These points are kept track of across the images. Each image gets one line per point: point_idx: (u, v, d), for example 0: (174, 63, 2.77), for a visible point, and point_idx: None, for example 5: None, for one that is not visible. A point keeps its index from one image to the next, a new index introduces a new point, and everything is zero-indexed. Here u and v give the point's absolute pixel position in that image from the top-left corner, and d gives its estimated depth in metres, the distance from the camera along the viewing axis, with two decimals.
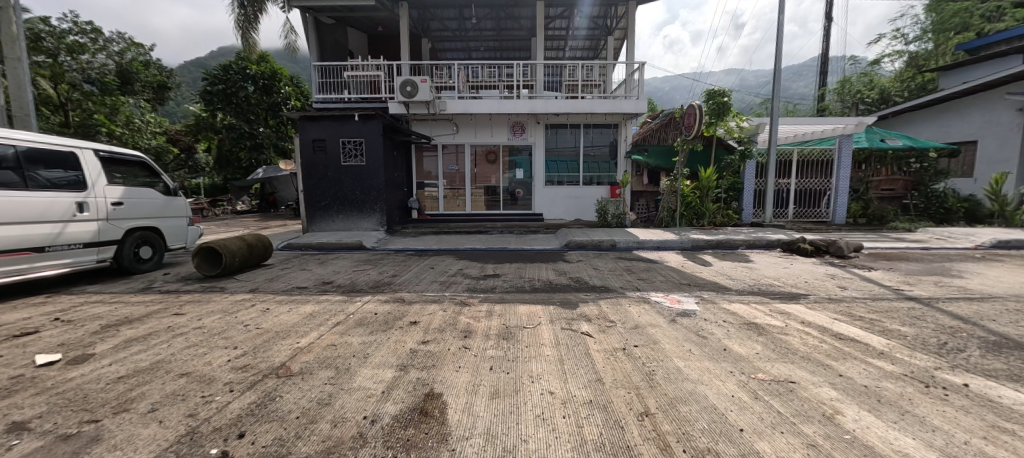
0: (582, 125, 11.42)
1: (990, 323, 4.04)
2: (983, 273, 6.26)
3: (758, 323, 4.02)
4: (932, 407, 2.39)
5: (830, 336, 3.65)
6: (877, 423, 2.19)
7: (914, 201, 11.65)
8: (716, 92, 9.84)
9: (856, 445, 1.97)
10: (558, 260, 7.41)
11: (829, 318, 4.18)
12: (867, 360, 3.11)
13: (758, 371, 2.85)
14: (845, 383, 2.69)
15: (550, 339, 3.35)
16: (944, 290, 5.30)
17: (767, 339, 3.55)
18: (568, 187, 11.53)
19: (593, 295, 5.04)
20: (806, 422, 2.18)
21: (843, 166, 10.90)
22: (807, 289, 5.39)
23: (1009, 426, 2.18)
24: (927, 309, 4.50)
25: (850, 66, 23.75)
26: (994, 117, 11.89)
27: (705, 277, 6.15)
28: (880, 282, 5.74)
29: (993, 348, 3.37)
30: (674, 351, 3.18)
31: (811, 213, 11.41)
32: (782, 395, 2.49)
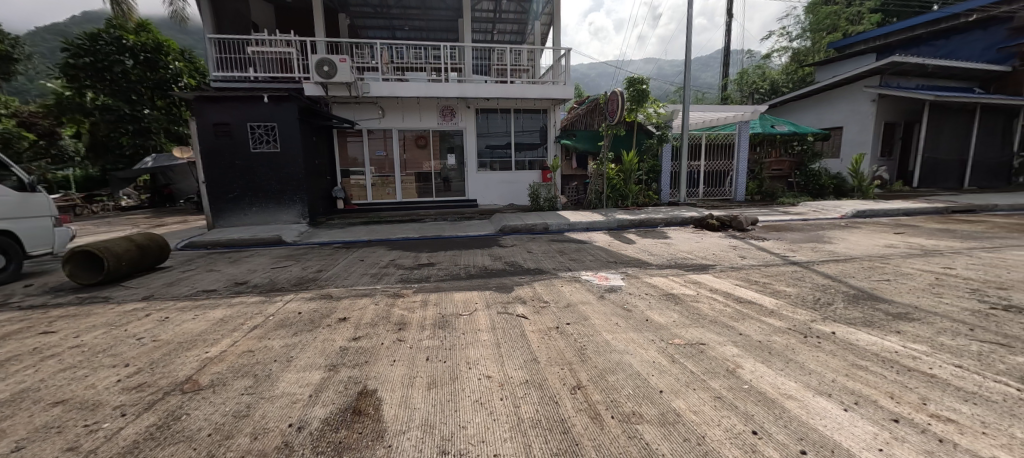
0: (512, 110, 11.47)
1: (852, 279, 4.84)
2: (846, 238, 7.47)
3: (674, 293, 4.43)
4: (811, 354, 2.81)
5: (732, 300, 4.14)
6: (769, 372, 2.54)
7: (797, 179, 13.39)
8: (636, 80, 10.39)
9: (753, 393, 2.28)
10: (492, 245, 7.49)
11: (732, 284, 4.73)
12: (761, 318, 3.57)
13: (674, 337, 3.14)
14: (745, 340, 3.08)
15: (486, 323, 3.40)
16: (819, 254, 6.23)
17: (682, 307, 3.94)
18: (501, 172, 11.58)
19: (527, 277, 5.18)
20: (714, 378, 2.46)
21: (742, 149, 12.17)
22: (714, 260, 6.03)
23: (864, 364, 2.66)
24: (806, 271, 5.27)
25: (746, 59, 26.47)
26: (855, 106, 14.04)
27: (629, 254, 6.60)
28: (771, 250, 6.60)
29: (852, 301, 4.05)
30: (602, 325, 3.42)
31: (718, 192, 12.70)
32: (695, 356, 2.79)
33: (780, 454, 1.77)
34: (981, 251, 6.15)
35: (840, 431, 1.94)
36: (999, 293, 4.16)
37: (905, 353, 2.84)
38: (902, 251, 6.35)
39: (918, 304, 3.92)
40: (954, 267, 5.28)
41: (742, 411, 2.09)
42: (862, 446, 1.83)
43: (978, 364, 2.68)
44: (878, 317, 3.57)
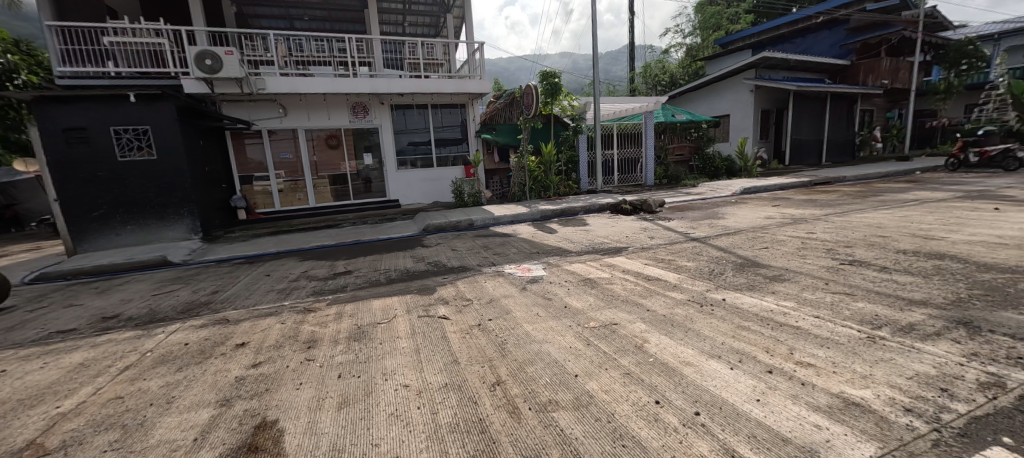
0: (429, 106, 11.09)
1: (740, 250, 5.47)
2: (736, 213, 8.43)
3: (591, 277, 4.66)
4: (705, 321, 3.14)
5: (642, 278, 4.47)
6: (670, 343, 2.78)
7: (696, 162, 14.83)
8: (549, 73, 10.65)
9: (657, 365, 2.47)
10: (415, 246, 7.27)
11: (642, 263, 5.10)
12: (666, 293, 3.90)
13: (590, 321, 3.30)
14: (651, 315, 3.34)
15: (406, 330, 3.28)
16: (714, 229, 6.94)
17: (598, 290, 4.16)
18: (423, 170, 11.23)
19: (451, 276, 5.10)
20: (624, 355, 2.63)
21: (649, 137, 13.13)
22: (627, 242, 6.46)
23: (746, 324, 3.03)
24: (703, 245, 5.85)
25: (648, 54, 28.62)
26: (737, 96, 15.91)
27: (551, 243, 6.81)
28: (676, 229, 7.22)
29: (739, 269, 4.58)
30: (523, 316, 3.48)
31: (631, 178, 13.68)
32: (607, 336, 2.96)
33: (679, 419, 1.94)
34: (835, 217, 7.32)
35: (726, 389, 2.18)
36: (848, 251, 4.97)
37: (779, 311, 3.28)
38: (779, 221, 7.32)
39: (788, 266, 4.56)
40: (816, 232, 6.21)
41: (647, 383, 2.26)
42: (743, 399, 2.08)
43: (831, 313, 3.18)
44: (758, 281, 4.09)
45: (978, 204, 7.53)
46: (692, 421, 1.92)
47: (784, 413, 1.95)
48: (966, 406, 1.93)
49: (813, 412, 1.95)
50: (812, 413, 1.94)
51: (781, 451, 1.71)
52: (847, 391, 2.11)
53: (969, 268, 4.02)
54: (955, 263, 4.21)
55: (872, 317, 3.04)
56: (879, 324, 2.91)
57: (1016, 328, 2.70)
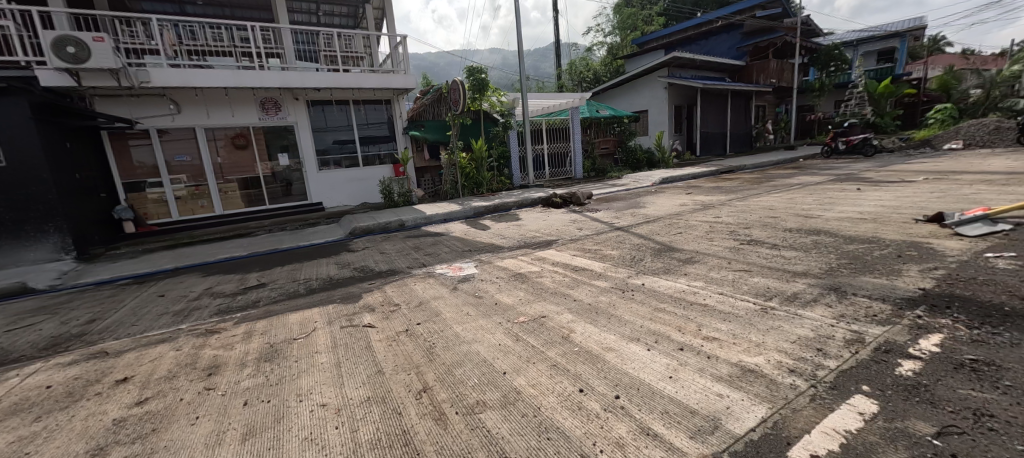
0: (351, 101, 10.47)
1: (658, 236, 5.85)
2: (655, 202, 9.02)
3: (522, 272, 4.71)
4: (626, 306, 3.32)
5: (570, 269, 4.61)
6: (594, 331, 2.88)
7: (621, 155, 15.65)
8: (475, 69, 10.55)
9: (582, 354, 2.55)
10: (340, 252, 6.84)
11: (570, 255, 5.26)
12: (591, 282, 4.05)
13: (519, 316, 3.33)
14: (577, 305, 3.46)
15: (326, 343, 3.07)
16: (636, 218, 7.36)
17: (528, 284, 4.22)
18: (348, 170, 10.58)
19: (378, 281, 4.87)
20: (551, 347, 2.68)
21: (576, 131, 13.55)
22: (557, 235, 6.63)
23: (663, 307, 3.24)
24: (626, 234, 6.17)
25: (573, 51, 29.68)
26: (653, 92, 17.01)
27: (484, 240, 6.79)
28: (602, 219, 7.55)
29: (657, 254, 4.90)
30: (453, 317, 3.42)
31: (562, 172, 14.05)
32: (536, 330, 3.01)
33: (601, 404, 2.02)
34: (737, 202, 8.11)
35: (643, 370, 2.32)
36: (748, 232, 5.53)
37: (690, 291, 3.57)
38: (691, 207, 7.95)
39: (699, 249, 4.96)
40: (722, 216, 6.83)
41: (573, 373, 2.33)
42: (657, 378, 2.22)
43: (733, 289, 3.52)
44: (673, 264, 4.41)
45: (847, 185, 8.77)
46: (612, 405, 2.01)
47: (693, 387, 2.11)
48: (835, 362, 2.24)
49: (717, 383, 2.13)
50: (716, 384, 2.12)
51: (689, 422, 1.85)
52: (744, 359, 2.34)
53: (840, 241, 4.67)
54: (830, 238, 4.86)
55: (764, 290, 3.43)
56: (772, 296, 3.28)
57: (872, 289, 3.20)
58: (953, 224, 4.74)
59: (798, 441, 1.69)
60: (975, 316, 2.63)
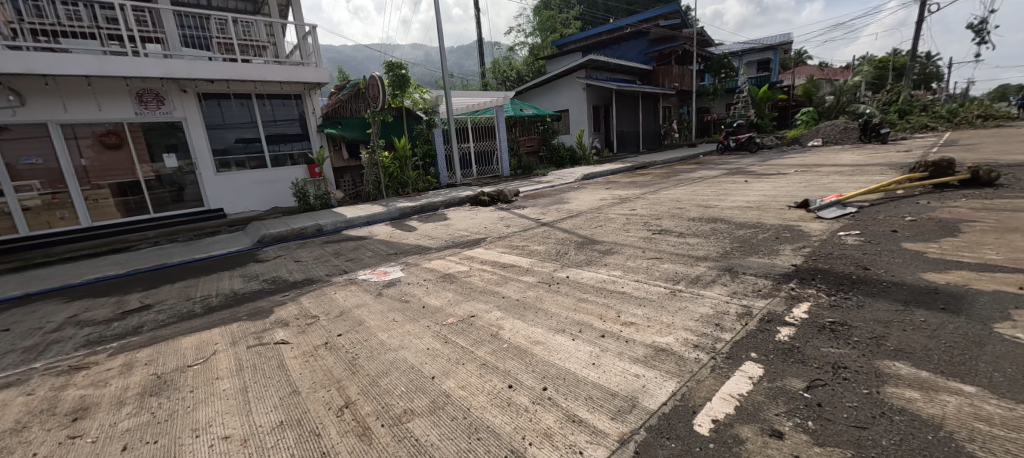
0: (254, 96, 9.49)
1: (581, 230, 6.13)
2: (577, 197, 9.43)
3: (451, 272, 4.66)
4: (552, 299, 3.43)
5: (498, 267, 4.64)
6: (522, 325, 2.94)
7: (546, 153, 16.18)
8: (394, 64, 10.15)
9: (510, 349, 2.59)
10: (246, 263, 6.20)
11: (498, 252, 5.30)
12: (519, 278, 4.13)
13: (448, 317, 3.28)
14: (505, 302, 3.49)
15: (231, 366, 2.76)
16: (560, 213, 7.63)
17: (457, 284, 4.17)
18: (254, 172, 9.59)
19: (292, 293, 4.50)
20: (480, 346, 2.68)
21: (501, 130, 13.67)
22: (485, 233, 6.64)
23: (587, 297, 3.40)
24: (551, 229, 6.37)
25: (495, 50, 29.93)
26: (573, 93, 17.73)
27: (410, 241, 6.58)
28: (528, 216, 7.72)
29: (580, 247, 5.12)
30: (378, 325, 3.27)
31: (488, 170, 14.10)
32: (464, 330, 2.98)
33: (529, 398, 2.06)
34: (650, 195, 8.76)
35: (568, 359, 2.41)
36: (659, 222, 6.00)
37: (609, 280, 3.80)
38: (609, 201, 8.45)
39: (617, 240, 5.28)
40: (637, 208, 7.34)
41: (501, 370, 2.35)
42: (582, 366, 2.32)
43: (648, 275, 3.80)
44: (595, 256, 4.64)
45: (737, 178, 9.92)
46: (540, 397, 2.06)
47: (613, 371, 2.25)
48: (731, 334, 2.52)
49: (634, 364, 2.29)
50: (634, 366, 2.27)
51: (610, 404, 1.97)
52: (658, 340, 2.54)
53: (734, 227, 5.25)
54: (726, 225, 5.45)
55: (673, 274, 3.76)
56: (680, 279, 3.60)
57: (758, 268, 3.65)
58: (815, 209, 5.59)
59: (702, 409, 1.87)
60: (835, 285, 3.12)
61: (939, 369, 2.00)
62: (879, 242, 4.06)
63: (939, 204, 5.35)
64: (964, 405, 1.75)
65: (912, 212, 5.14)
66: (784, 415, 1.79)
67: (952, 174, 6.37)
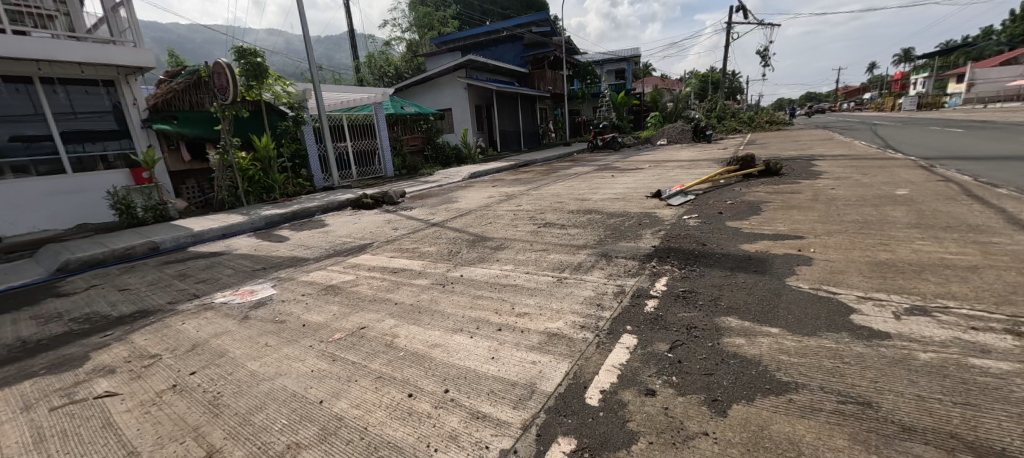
0: (37, 81, 7.45)
1: (471, 227, 6.22)
2: (466, 195, 9.53)
3: (334, 284, 4.32)
4: (447, 299, 3.43)
5: (387, 273, 4.45)
6: (417, 331, 2.89)
7: (430, 151, 16.06)
8: (246, 51, 8.93)
9: (407, 357, 2.53)
10: (45, 298, 4.85)
11: (387, 257, 5.08)
12: (411, 282, 4.03)
13: (333, 334, 3.05)
14: (398, 309, 3.38)
15: (26, 440, 2.14)
16: (449, 213, 7.62)
17: (342, 297, 3.87)
18: (47, 180, 7.51)
19: (120, 331, 3.66)
20: (373, 359, 2.56)
21: (381, 128, 13.02)
22: (370, 238, 6.28)
23: (481, 293, 3.49)
24: (442, 229, 6.33)
25: (370, 43, 28.43)
26: (455, 92, 17.71)
27: (281, 253, 5.90)
28: (416, 217, 7.55)
29: (471, 245, 5.20)
30: (249, 353, 2.88)
31: (370, 170, 13.35)
32: (353, 345, 2.80)
33: (431, 403, 2.05)
34: (533, 191, 9.28)
35: (467, 358, 2.45)
36: (543, 216, 6.41)
37: (501, 274, 3.95)
38: (497, 198, 8.72)
39: (507, 235, 5.50)
40: (523, 204, 7.72)
41: (398, 380, 2.29)
42: (482, 362, 2.39)
43: (536, 267, 4.06)
44: (486, 253, 4.76)
45: (607, 173, 11.09)
46: (441, 401, 2.06)
47: (512, 362, 2.35)
48: (609, 313, 2.83)
49: (530, 352, 2.44)
50: (529, 355, 2.41)
51: (511, 394, 2.06)
52: (549, 326, 2.74)
53: (606, 217, 5.88)
54: (600, 215, 6.07)
55: (558, 264, 4.07)
56: (565, 268, 3.92)
57: (627, 251, 4.17)
58: (666, 198, 6.56)
59: (591, 383, 2.08)
60: (685, 260, 3.73)
61: (757, 318, 2.55)
62: (712, 222, 4.96)
63: (750, 190, 6.73)
64: (774, 343, 2.25)
65: (733, 197, 6.37)
66: (655, 375, 2.09)
67: (755, 166, 8.08)
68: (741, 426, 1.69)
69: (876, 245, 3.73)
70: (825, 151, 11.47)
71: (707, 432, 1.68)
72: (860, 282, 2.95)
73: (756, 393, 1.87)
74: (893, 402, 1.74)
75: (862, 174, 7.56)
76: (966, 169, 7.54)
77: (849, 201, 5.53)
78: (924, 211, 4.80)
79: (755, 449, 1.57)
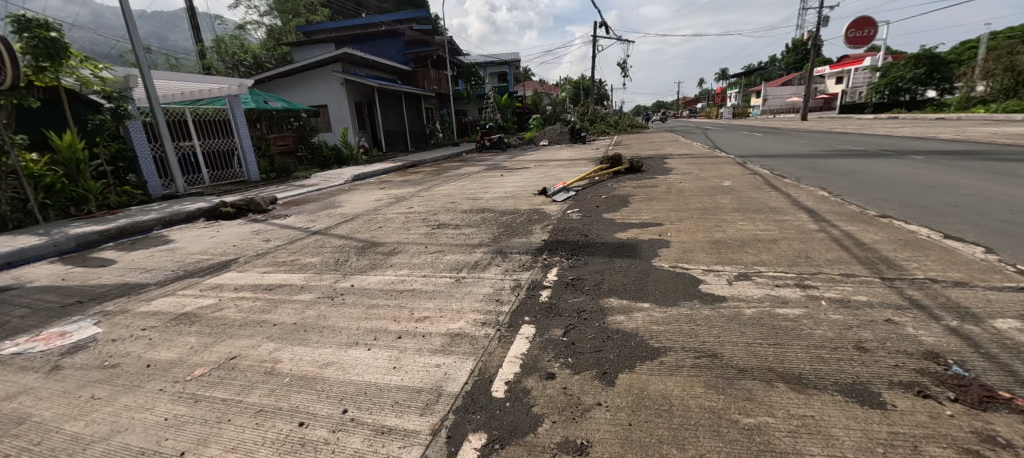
0: None
1: (359, 234, 5.86)
2: (350, 200, 8.93)
3: (190, 310, 3.51)
4: (338, 313, 3.21)
5: (260, 290, 3.90)
6: (304, 351, 2.64)
7: (304, 152, 14.63)
8: (32, 23, 6.92)
9: (296, 382, 2.31)
10: None
11: (259, 272, 4.47)
12: (292, 298, 3.62)
13: (194, 369, 2.54)
14: (278, 330, 3.01)
15: None
16: (333, 219, 7.07)
17: (203, 325, 3.18)
18: None
19: None
20: (253, 389, 2.28)
21: (239, 125, 11.45)
22: (236, 252, 5.45)
23: (376, 302, 3.33)
24: (325, 237, 5.85)
25: (217, 25, 24.42)
26: (331, 87, 16.42)
27: (108, 278, 4.71)
28: (293, 225, 6.83)
29: (361, 252, 4.91)
30: (65, 413, 2.20)
31: (227, 174, 11.67)
32: (224, 378, 2.42)
33: (327, 428, 1.92)
34: (424, 192, 9.12)
35: (367, 372, 2.35)
36: (436, 218, 6.35)
37: (397, 280, 3.83)
38: (385, 201, 8.37)
39: (399, 239, 5.32)
40: (414, 206, 7.54)
41: (285, 409, 2.09)
42: (383, 373, 2.31)
43: (432, 269, 4.02)
44: (378, 260, 4.54)
45: (495, 173, 11.45)
46: (341, 423, 1.95)
47: (415, 369, 2.33)
48: (508, 306, 2.97)
49: (434, 356, 2.43)
50: (432, 359, 2.40)
51: (417, 401, 2.05)
52: (451, 327, 2.76)
53: (498, 215, 6.07)
54: (492, 213, 6.24)
55: (455, 264, 4.10)
56: (461, 267, 3.97)
57: (519, 247, 4.38)
58: (551, 195, 7.03)
59: (495, 376, 2.17)
60: (571, 251, 4.07)
61: (630, 296, 2.94)
62: (591, 215, 5.49)
63: (619, 185, 7.61)
64: (646, 316, 2.62)
65: (607, 191, 7.12)
66: (553, 359, 2.27)
67: (621, 164, 9.15)
68: (626, 392, 1.93)
69: (713, 226, 4.55)
70: (673, 152, 13.53)
71: (599, 403, 1.88)
72: (704, 258, 3.57)
73: (635, 361, 2.16)
74: (731, 351, 2.18)
75: (700, 170, 9.11)
76: (766, 164, 9.65)
77: (693, 192, 6.62)
78: (743, 197, 6.01)
79: (638, 409, 1.82)
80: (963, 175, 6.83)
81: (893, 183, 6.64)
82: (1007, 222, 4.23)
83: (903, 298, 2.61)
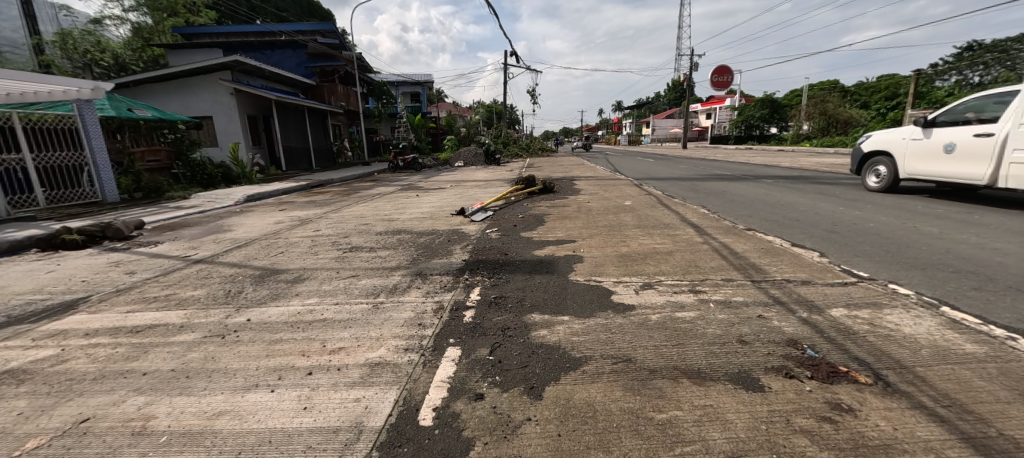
0: None
1: (255, 261, 5.28)
2: (242, 223, 8.00)
3: (17, 367, 2.83)
4: (231, 352, 2.85)
5: (124, 334, 3.28)
6: (186, 402, 2.29)
7: (180, 170, 12.83)
8: None
9: (181, 439, 1.99)
10: None
11: (122, 313, 3.76)
12: (168, 341, 3.11)
13: (25, 441, 2.02)
14: (151, 379, 2.57)
15: None
16: (221, 245, 6.27)
17: (36, 384, 2.58)
18: None
19: None
20: (123, 452, 1.92)
21: (92, 135, 9.70)
22: (87, 288, 4.54)
23: (280, 337, 3.03)
24: (212, 266, 5.16)
25: (64, 16, 20.70)
26: (217, 97, 14.78)
27: None
28: (168, 254, 5.91)
29: (258, 282, 4.42)
30: None
31: (71, 194, 9.66)
32: (77, 445, 1.99)
33: None
34: (332, 213, 8.54)
35: (271, 417, 2.12)
36: (347, 240, 6.00)
37: (304, 310, 3.52)
38: (287, 224, 7.67)
39: (304, 265, 4.91)
40: (321, 229, 7.03)
41: None
42: (291, 417, 2.10)
43: (345, 295, 3.78)
44: (280, 289, 4.13)
45: (408, 193, 11.18)
46: None
47: (330, 407, 2.16)
48: (432, 329, 2.92)
49: (352, 390, 2.28)
50: (351, 395, 2.24)
51: (334, 443, 1.90)
52: (370, 356, 2.62)
53: (415, 236, 5.93)
54: (409, 235, 6.08)
55: (371, 288, 3.91)
56: (377, 292, 3.79)
57: (439, 268, 4.34)
58: (469, 215, 7.05)
59: (423, 403, 2.11)
60: (492, 270, 4.14)
61: (549, 310, 3.07)
62: (509, 234, 5.64)
63: (533, 205, 7.93)
64: (567, 328, 2.77)
65: (522, 211, 7.36)
66: (481, 380, 2.28)
67: (535, 184, 9.56)
68: (553, 404, 2.02)
69: (619, 242, 4.98)
70: (579, 174, 14.50)
71: (529, 418, 1.94)
72: (613, 271, 3.89)
73: (559, 373, 2.27)
74: (640, 355, 2.40)
75: (604, 191, 9.89)
76: (657, 185, 10.83)
77: (599, 211, 7.17)
78: (642, 215, 6.67)
79: (566, 419, 1.91)
80: (801, 195, 8.39)
81: (754, 202, 7.90)
82: (833, 232, 5.30)
83: (768, 296, 3.13)
